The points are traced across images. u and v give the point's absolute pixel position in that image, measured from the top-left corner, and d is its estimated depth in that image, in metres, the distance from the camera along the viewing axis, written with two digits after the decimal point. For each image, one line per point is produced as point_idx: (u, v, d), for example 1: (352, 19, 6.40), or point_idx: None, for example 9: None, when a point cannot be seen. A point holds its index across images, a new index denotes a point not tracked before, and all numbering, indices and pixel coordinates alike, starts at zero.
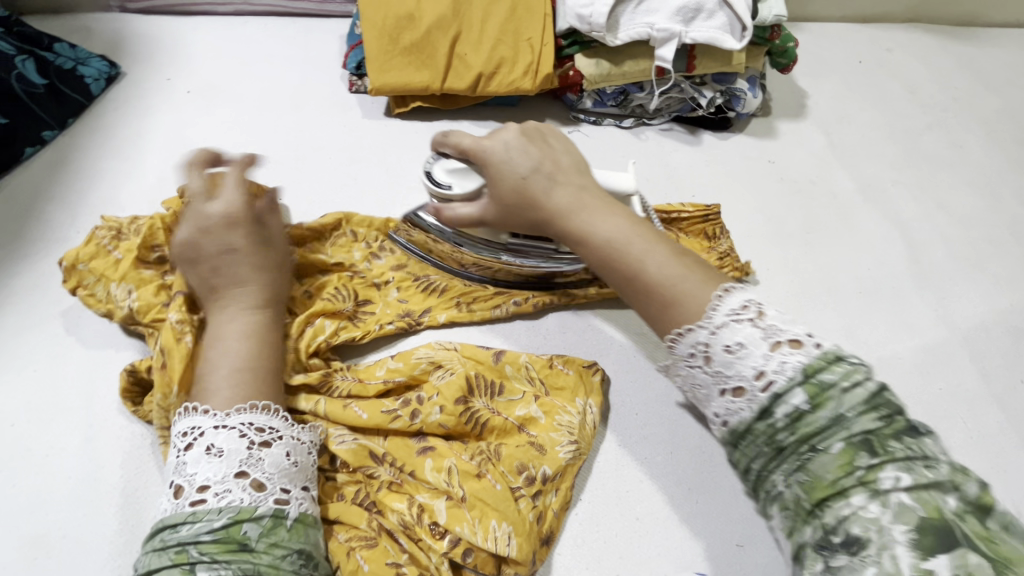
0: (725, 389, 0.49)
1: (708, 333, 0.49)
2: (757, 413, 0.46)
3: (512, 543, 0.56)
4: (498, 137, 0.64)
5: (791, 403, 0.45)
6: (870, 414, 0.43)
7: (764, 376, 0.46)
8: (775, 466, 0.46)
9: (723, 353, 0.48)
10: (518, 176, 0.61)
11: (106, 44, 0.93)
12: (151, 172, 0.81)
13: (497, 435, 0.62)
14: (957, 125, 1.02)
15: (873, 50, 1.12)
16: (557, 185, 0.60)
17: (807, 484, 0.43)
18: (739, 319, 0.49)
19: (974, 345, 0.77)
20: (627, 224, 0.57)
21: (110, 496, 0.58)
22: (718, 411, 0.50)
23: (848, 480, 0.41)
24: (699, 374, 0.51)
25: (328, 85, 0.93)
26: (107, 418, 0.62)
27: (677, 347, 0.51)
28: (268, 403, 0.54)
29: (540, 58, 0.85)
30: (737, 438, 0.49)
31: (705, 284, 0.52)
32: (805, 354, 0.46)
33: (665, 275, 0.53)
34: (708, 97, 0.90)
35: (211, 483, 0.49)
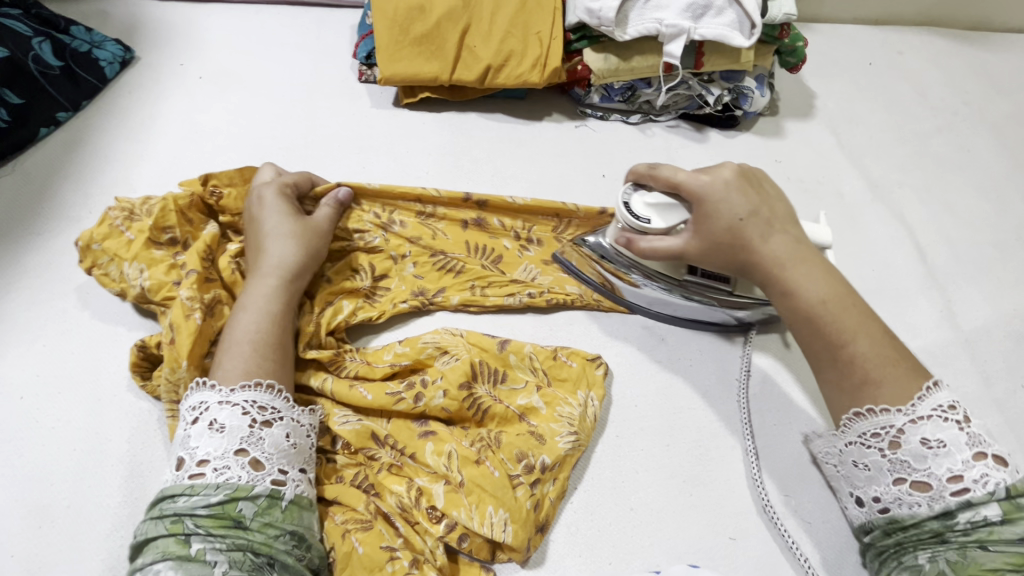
0: (904, 479, 0.53)
1: (907, 419, 0.52)
2: (938, 512, 0.51)
3: (507, 530, 0.56)
4: (717, 176, 0.62)
5: (982, 512, 0.49)
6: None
7: (958, 480, 0.50)
8: (924, 544, 0.52)
9: (919, 446, 0.52)
10: (733, 218, 0.60)
11: (122, 29, 0.95)
12: (163, 156, 0.83)
13: (499, 423, 0.63)
14: (967, 129, 1.01)
15: (885, 52, 1.11)
16: (774, 233, 0.60)
17: (956, 563, 0.49)
18: (943, 418, 0.52)
19: (976, 348, 0.77)
20: (831, 294, 0.57)
21: (115, 469, 0.60)
22: (881, 494, 0.55)
23: (1004, 568, 0.47)
24: (874, 456, 0.55)
25: (339, 75, 0.94)
26: (113, 393, 0.64)
27: (857, 426, 0.55)
28: (272, 382, 0.55)
29: (548, 51, 0.85)
30: (894, 528, 0.54)
31: (910, 372, 0.54)
32: (1008, 474, 0.49)
33: (866, 350, 0.55)
34: (716, 95, 0.90)
35: (211, 458, 0.50)
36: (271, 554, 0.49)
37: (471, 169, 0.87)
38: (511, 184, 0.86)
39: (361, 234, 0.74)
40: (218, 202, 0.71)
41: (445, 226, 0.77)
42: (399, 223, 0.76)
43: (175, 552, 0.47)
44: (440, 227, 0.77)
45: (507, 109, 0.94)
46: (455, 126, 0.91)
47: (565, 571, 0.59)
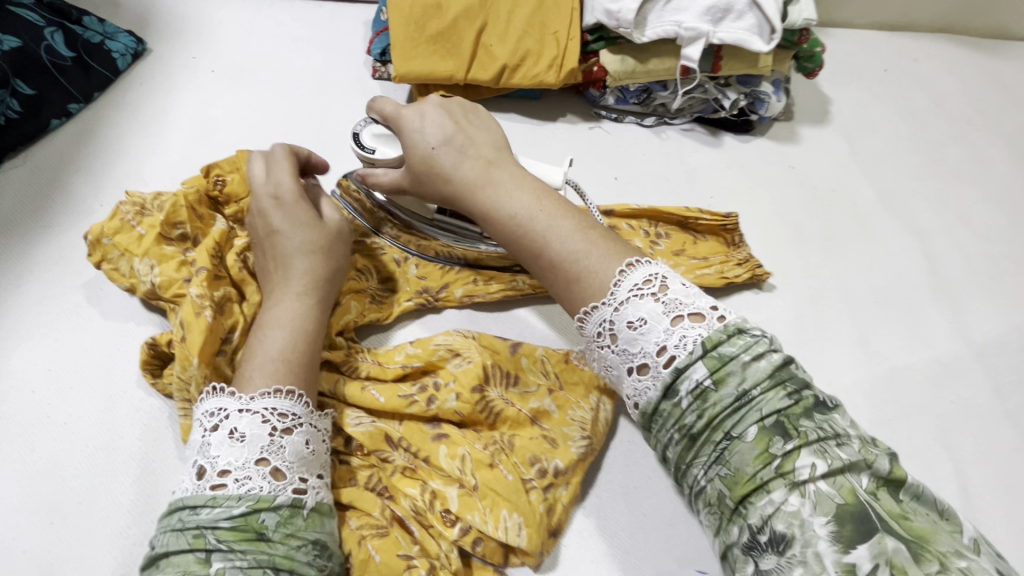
0: (632, 367, 0.49)
1: (613, 309, 0.50)
2: (662, 392, 0.46)
3: (521, 536, 0.56)
4: (420, 108, 0.64)
5: (694, 378, 0.45)
6: (776, 391, 0.43)
7: (665, 351, 0.47)
8: (693, 459, 0.45)
9: (627, 330, 0.49)
10: (427, 147, 0.61)
11: (134, 20, 0.94)
12: (175, 149, 0.82)
13: (511, 426, 0.63)
14: (982, 139, 1.01)
15: (900, 59, 1.11)
16: (465, 158, 0.60)
17: (729, 478, 0.43)
18: (642, 296, 0.49)
19: (989, 360, 0.77)
20: (540, 203, 0.57)
21: (127, 466, 0.59)
22: (634, 393, 0.49)
23: (766, 471, 0.41)
24: (609, 355, 0.50)
25: (352, 71, 0.93)
26: (126, 390, 0.63)
27: (586, 324, 0.52)
28: (292, 387, 0.54)
29: (565, 52, 0.85)
30: (651, 422, 0.47)
31: (608, 257, 0.53)
32: (705, 328, 0.46)
33: (571, 250, 0.54)
34: (732, 99, 0.89)
35: (233, 468, 0.49)
36: (292, 568, 0.47)
37: None
38: None
39: (369, 239, 0.76)
40: (224, 191, 0.70)
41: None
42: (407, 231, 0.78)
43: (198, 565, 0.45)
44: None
45: (521, 109, 0.93)
46: None
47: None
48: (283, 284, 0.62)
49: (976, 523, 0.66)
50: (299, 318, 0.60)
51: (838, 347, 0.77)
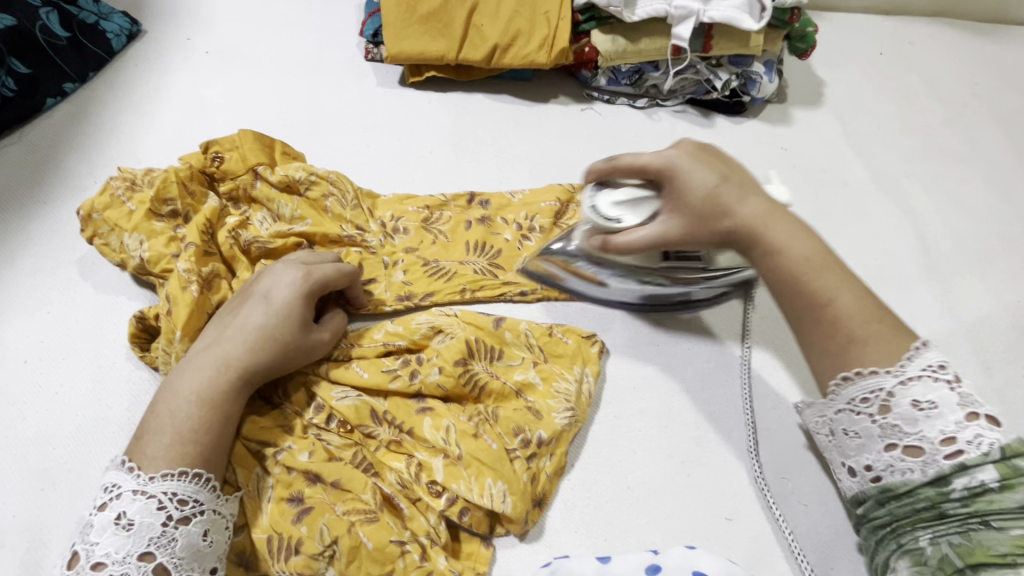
0: (893, 445, 0.49)
1: (897, 382, 0.49)
2: (931, 479, 0.47)
3: (508, 503, 0.57)
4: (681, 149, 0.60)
5: (977, 477, 0.45)
6: (1021, 508, 0.44)
7: (953, 442, 0.46)
8: (921, 525, 0.47)
9: (913, 409, 0.48)
10: (706, 187, 0.57)
11: (129, 2, 0.94)
12: (168, 129, 0.83)
13: (496, 398, 0.63)
14: (976, 121, 1.01)
15: (895, 43, 1.10)
16: (749, 195, 0.57)
17: (961, 546, 0.45)
18: (935, 378, 0.49)
19: (978, 338, 0.77)
20: (824, 250, 0.55)
21: (116, 434, 0.60)
22: (872, 462, 0.51)
23: (1018, 554, 0.43)
24: (864, 422, 0.51)
25: (345, 52, 0.94)
26: (115, 361, 0.64)
27: (841, 394, 0.52)
28: (199, 471, 0.51)
29: (556, 31, 0.85)
30: (887, 497, 0.50)
31: (885, 337, 0.51)
32: (1002, 433, 0.46)
33: (833, 312, 0.52)
34: (724, 80, 0.89)
35: (109, 561, 0.47)
36: None
37: (476, 150, 0.87)
38: (514, 166, 0.86)
39: (360, 233, 0.73)
40: (222, 168, 0.71)
41: (448, 227, 0.76)
42: (403, 228, 0.75)
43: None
44: (442, 229, 0.76)
45: (513, 91, 0.93)
46: (460, 106, 0.91)
47: (562, 547, 0.59)
48: (217, 339, 0.57)
49: None
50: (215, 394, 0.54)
51: None
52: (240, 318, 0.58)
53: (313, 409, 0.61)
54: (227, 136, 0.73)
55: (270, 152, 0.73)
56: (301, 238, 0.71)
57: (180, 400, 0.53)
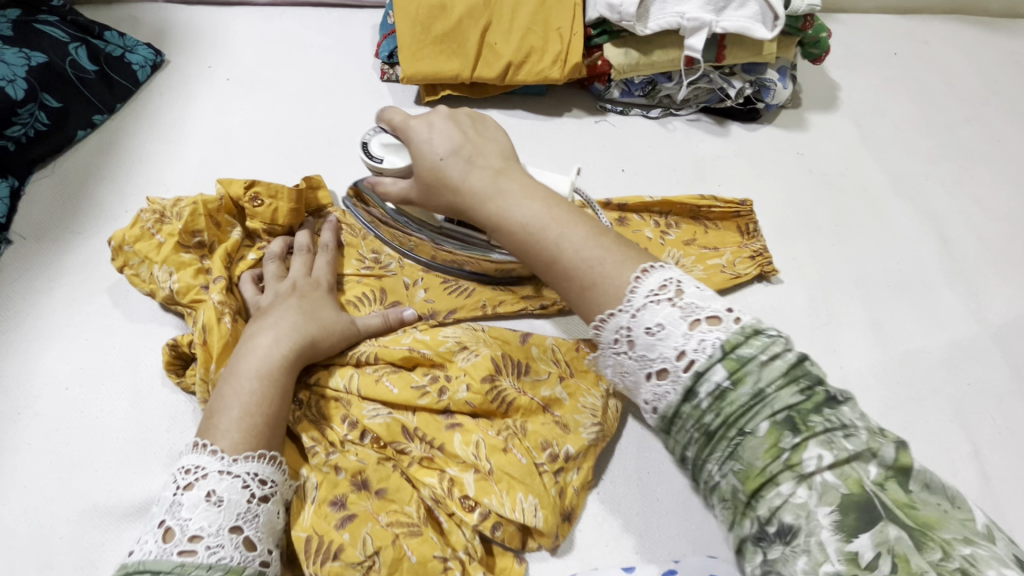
0: (650, 373, 0.46)
1: (629, 316, 0.47)
2: (683, 395, 0.44)
3: (541, 516, 0.57)
4: (428, 118, 0.62)
5: (712, 380, 0.42)
6: (789, 388, 0.41)
7: (685, 355, 0.44)
8: (708, 454, 0.42)
9: (645, 336, 0.46)
10: (435, 157, 0.59)
11: (152, 34, 0.97)
12: (193, 155, 0.85)
13: (525, 412, 0.64)
14: (996, 119, 0.99)
15: (910, 43, 1.09)
16: (473, 168, 0.58)
17: (741, 472, 0.41)
18: (659, 300, 0.47)
19: (1006, 341, 0.76)
20: (597, 242, 0.52)
21: (157, 456, 0.62)
22: (652, 399, 0.46)
23: (775, 465, 0.39)
24: (629, 362, 0.47)
25: (362, 74, 0.96)
26: (153, 386, 0.66)
27: (603, 332, 0.49)
28: (275, 454, 0.54)
29: (569, 47, 0.86)
30: (670, 426, 0.45)
31: (622, 264, 0.50)
32: (723, 330, 0.44)
33: (584, 257, 0.51)
34: (738, 88, 0.89)
35: (205, 534, 0.48)
36: None
37: None
38: None
39: (376, 255, 0.76)
40: (256, 210, 0.72)
41: None
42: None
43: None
44: None
45: (527, 106, 0.94)
46: None
47: (593, 560, 0.60)
48: (262, 327, 0.62)
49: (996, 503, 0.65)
50: (276, 369, 0.59)
51: (850, 331, 0.77)
52: (278, 309, 0.64)
53: (345, 424, 0.63)
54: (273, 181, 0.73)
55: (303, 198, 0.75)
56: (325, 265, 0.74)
57: (244, 379, 0.57)
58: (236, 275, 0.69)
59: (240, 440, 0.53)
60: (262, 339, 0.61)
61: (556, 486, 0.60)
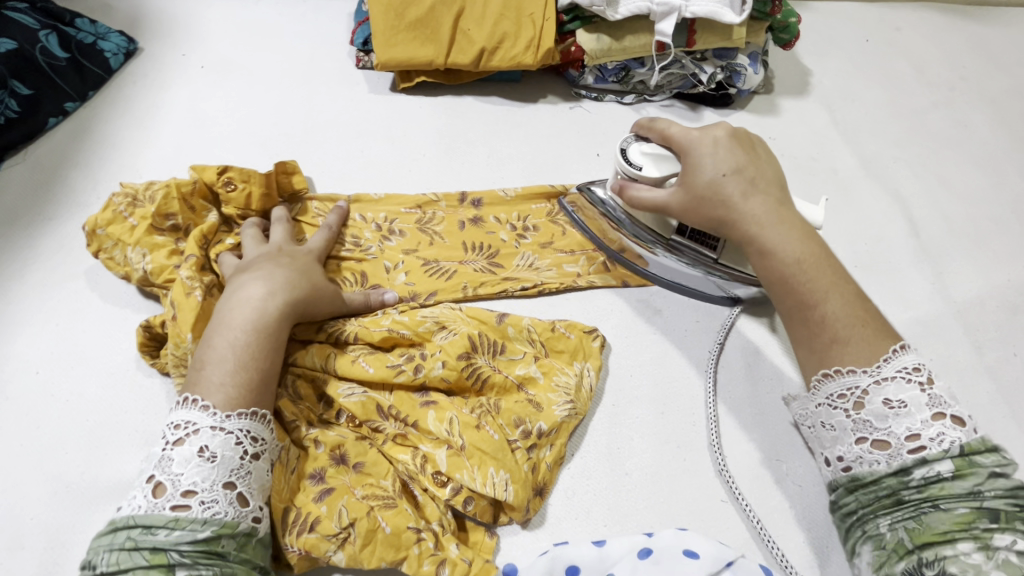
0: (864, 439, 0.53)
1: (873, 380, 0.53)
2: (894, 469, 0.50)
3: (513, 489, 0.58)
4: (709, 132, 0.64)
5: (935, 468, 0.49)
6: (1004, 497, 0.46)
7: (917, 438, 0.50)
8: (884, 512, 0.50)
9: (882, 406, 0.52)
10: (712, 173, 0.61)
11: (125, 22, 0.97)
12: (167, 142, 0.85)
13: (500, 390, 0.65)
14: (963, 104, 1.01)
15: (881, 30, 1.11)
16: (756, 192, 0.61)
17: (915, 530, 0.48)
18: (907, 379, 0.52)
19: (968, 318, 0.78)
20: (804, 246, 0.59)
21: (129, 438, 0.62)
22: (844, 454, 0.54)
23: (959, 531, 0.46)
24: (841, 417, 0.54)
25: (338, 61, 0.96)
26: (125, 369, 0.66)
27: (827, 383, 0.55)
28: (266, 412, 0.55)
29: (542, 32, 0.86)
30: (856, 486, 0.53)
31: (873, 337, 0.54)
32: (965, 433, 0.50)
33: (795, 254, 0.58)
34: (709, 73, 0.90)
35: (199, 489, 0.50)
36: None
37: (468, 151, 0.89)
38: (506, 165, 0.88)
39: (357, 240, 0.76)
40: (230, 194, 0.73)
41: (443, 228, 0.79)
42: (400, 230, 0.78)
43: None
44: (438, 230, 0.79)
45: (502, 92, 0.95)
46: (451, 109, 0.92)
47: (562, 533, 0.61)
48: (252, 280, 0.62)
49: None
50: (268, 322, 0.59)
51: None
52: (268, 266, 0.65)
53: (323, 405, 0.64)
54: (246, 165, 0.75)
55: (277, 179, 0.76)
56: None
57: (235, 331, 0.58)
58: (215, 254, 0.69)
59: (234, 395, 0.54)
60: (252, 291, 0.61)
61: (528, 461, 0.61)
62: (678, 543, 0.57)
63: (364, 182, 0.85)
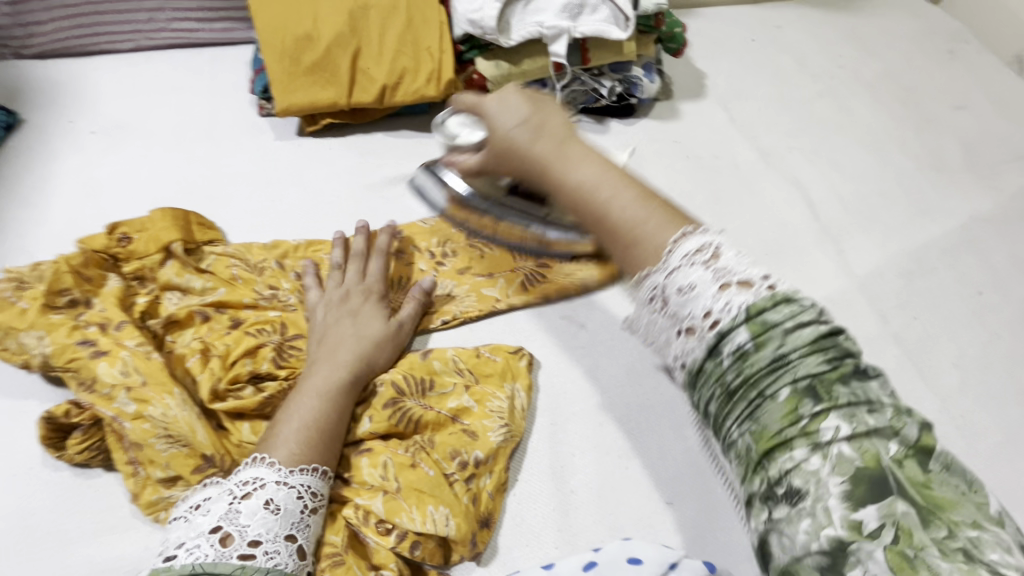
0: (681, 330, 0.44)
1: (663, 276, 0.46)
2: (708, 352, 0.42)
3: (456, 521, 0.58)
4: (503, 95, 0.65)
5: (735, 341, 0.41)
6: (815, 357, 0.39)
7: (712, 316, 0.42)
8: (728, 412, 0.41)
9: (676, 295, 0.45)
10: (507, 126, 0.62)
11: (4, 94, 0.92)
12: (61, 215, 0.81)
13: (435, 424, 0.65)
14: (845, 91, 1.09)
15: (765, 29, 1.19)
16: (540, 136, 0.59)
17: (756, 432, 0.39)
18: (694, 262, 0.45)
19: (870, 290, 0.83)
20: (643, 205, 0.51)
21: (40, 542, 0.58)
22: (680, 353, 0.44)
23: (791, 429, 0.38)
24: (660, 322, 0.46)
25: (240, 111, 0.94)
26: (31, 467, 0.62)
27: (640, 289, 0.48)
28: (326, 468, 0.56)
29: (441, 64, 0.88)
30: (698, 379, 0.43)
31: (666, 223, 0.49)
32: (753, 293, 0.42)
33: (628, 217, 0.50)
34: (608, 87, 0.94)
35: (263, 540, 0.49)
36: None
37: (383, 188, 0.88)
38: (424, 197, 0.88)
39: (274, 291, 0.73)
40: (129, 248, 0.71)
41: None
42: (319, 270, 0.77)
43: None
44: None
45: (412, 125, 0.95)
46: (362, 147, 0.92)
47: (515, 563, 0.60)
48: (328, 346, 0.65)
49: None
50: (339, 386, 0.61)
51: None
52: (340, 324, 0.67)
53: None
54: (138, 217, 0.73)
55: (187, 225, 0.74)
56: (216, 306, 0.70)
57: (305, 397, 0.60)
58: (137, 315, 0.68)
59: (297, 451, 0.55)
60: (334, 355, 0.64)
61: (470, 491, 0.61)
62: (622, 554, 0.58)
63: (277, 231, 0.82)
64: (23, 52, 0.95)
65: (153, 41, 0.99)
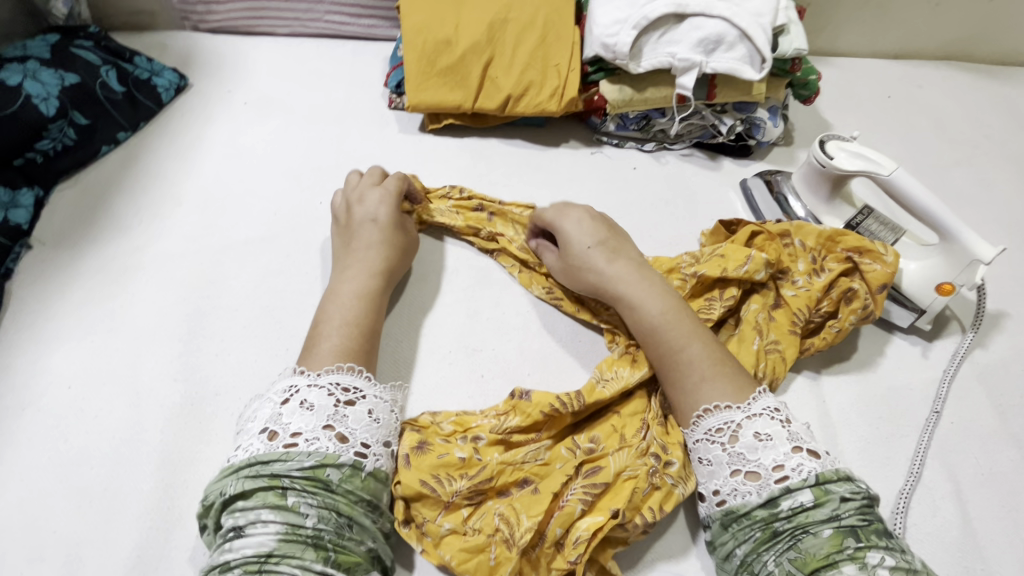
0: (738, 471, 0.57)
1: (744, 415, 0.59)
2: (764, 500, 0.55)
3: (594, 515, 0.59)
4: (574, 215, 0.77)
5: (798, 498, 0.54)
6: (854, 513, 0.52)
7: (782, 469, 0.55)
8: (767, 548, 0.53)
9: (752, 439, 0.58)
10: (582, 246, 0.73)
11: (179, 59, 1.04)
12: (207, 172, 0.90)
13: (604, 423, 0.67)
14: (988, 162, 1.01)
15: (904, 86, 1.12)
16: (616, 258, 0.72)
17: (799, 559, 0.51)
18: (772, 417, 0.59)
19: (990, 381, 0.76)
20: (714, 371, 0.63)
21: (149, 455, 0.65)
22: (720, 487, 0.58)
23: (837, 555, 0.50)
24: (717, 451, 0.59)
25: (372, 102, 1.01)
26: (151, 389, 0.69)
27: (705, 420, 0.60)
28: (352, 364, 0.62)
29: (566, 82, 0.90)
30: (731, 520, 0.56)
31: (725, 394, 0.61)
32: (757, 485, 0.56)
33: (704, 378, 0.62)
34: (729, 125, 0.93)
35: (303, 431, 0.56)
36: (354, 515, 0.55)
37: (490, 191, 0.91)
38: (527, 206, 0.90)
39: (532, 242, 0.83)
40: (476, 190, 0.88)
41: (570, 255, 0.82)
42: None
43: (274, 505, 0.52)
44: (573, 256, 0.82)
45: (525, 136, 0.98)
46: (475, 150, 0.96)
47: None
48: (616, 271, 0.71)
49: (981, 546, 0.64)
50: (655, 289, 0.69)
51: (834, 367, 0.76)
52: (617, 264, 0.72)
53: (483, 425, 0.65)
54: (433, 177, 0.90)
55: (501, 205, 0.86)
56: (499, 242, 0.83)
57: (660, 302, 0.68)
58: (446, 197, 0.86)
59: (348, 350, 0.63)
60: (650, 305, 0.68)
61: (629, 511, 0.59)
62: None
63: None
64: (199, 26, 1.08)
65: (307, 28, 1.09)
